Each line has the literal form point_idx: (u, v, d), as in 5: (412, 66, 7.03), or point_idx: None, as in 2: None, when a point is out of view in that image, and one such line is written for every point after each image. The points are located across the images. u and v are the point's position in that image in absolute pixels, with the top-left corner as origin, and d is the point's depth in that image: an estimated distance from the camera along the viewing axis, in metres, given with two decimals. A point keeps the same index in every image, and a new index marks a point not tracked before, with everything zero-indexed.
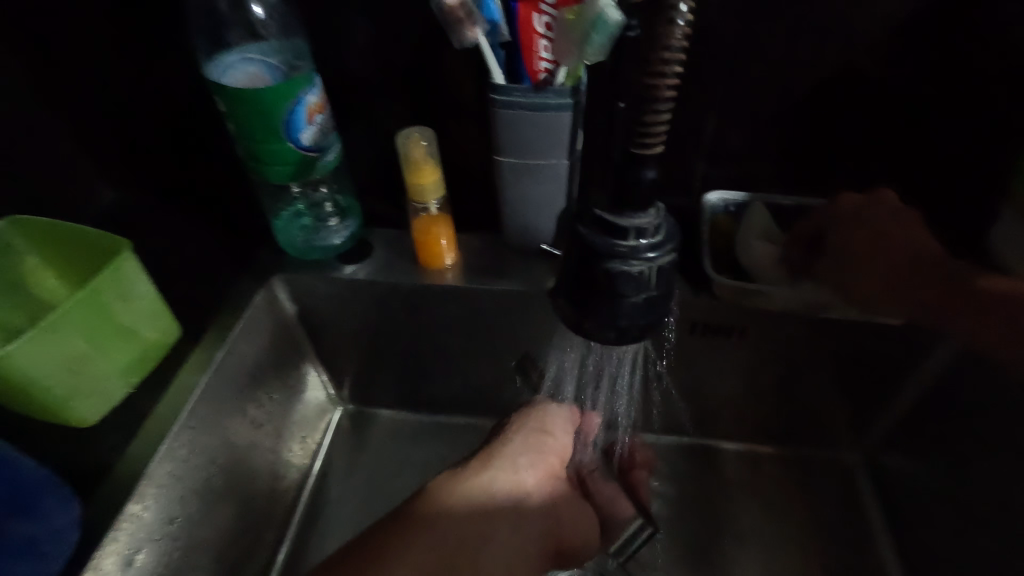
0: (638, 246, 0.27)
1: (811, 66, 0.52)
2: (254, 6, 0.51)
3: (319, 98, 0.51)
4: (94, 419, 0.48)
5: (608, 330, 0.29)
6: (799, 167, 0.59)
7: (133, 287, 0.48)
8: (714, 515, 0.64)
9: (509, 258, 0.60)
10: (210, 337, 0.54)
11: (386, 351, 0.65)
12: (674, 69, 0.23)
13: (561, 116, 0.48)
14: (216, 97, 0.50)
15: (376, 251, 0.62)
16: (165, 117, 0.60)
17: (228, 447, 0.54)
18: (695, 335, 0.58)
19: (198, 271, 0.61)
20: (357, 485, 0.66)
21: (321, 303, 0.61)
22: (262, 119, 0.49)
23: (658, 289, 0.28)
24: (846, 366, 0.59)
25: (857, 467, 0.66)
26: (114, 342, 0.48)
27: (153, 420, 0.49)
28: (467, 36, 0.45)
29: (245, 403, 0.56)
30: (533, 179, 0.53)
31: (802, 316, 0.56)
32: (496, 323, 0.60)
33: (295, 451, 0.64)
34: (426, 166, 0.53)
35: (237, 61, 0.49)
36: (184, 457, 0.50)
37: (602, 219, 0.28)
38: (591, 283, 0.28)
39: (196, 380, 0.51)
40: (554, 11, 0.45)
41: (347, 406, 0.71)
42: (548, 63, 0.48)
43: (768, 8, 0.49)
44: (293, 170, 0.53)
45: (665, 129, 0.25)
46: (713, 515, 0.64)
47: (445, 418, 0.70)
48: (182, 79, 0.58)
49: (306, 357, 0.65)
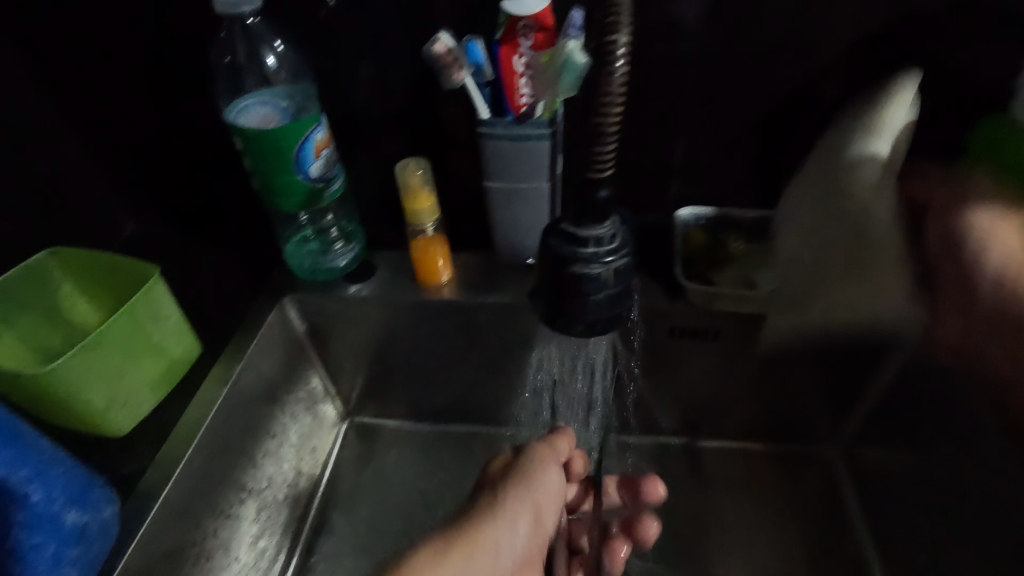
0: (597, 252, 0.32)
1: (764, 93, 0.58)
2: (267, 57, 0.58)
3: (326, 135, 0.57)
4: (126, 429, 0.53)
5: (578, 324, 0.34)
6: (761, 183, 0.65)
7: (161, 308, 0.53)
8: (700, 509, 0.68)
9: (501, 273, 0.66)
10: (229, 352, 0.59)
11: (390, 363, 0.70)
12: (615, 109, 0.29)
13: (540, 144, 0.54)
14: (234, 137, 0.57)
15: (379, 271, 0.67)
16: (186, 156, 0.67)
17: (246, 454, 0.59)
18: (673, 338, 0.63)
19: (216, 295, 0.67)
20: (365, 490, 0.70)
21: (329, 320, 0.67)
22: (274, 155, 0.55)
23: (616, 287, 0.33)
24: (814, 363, 0.64)
25: (835, 462, 0.71)
26: (145, 358, 0.53)
27: (179, 428, 0.53)
28: (454, 78, 0.52)
29: (261, 413, 0.61)
30: (518, 200, 0.59)
31: (770, 317, 0.61)
32: (490, 333, 0.66)
33: (306, 460, 0.69)
34: (422, 193, 0.59)
35: (252, 105, 0.55)
36: (208, 462, 0.54)
37: (567, 231, 0.33)
38: (560, 284, 0.33)
39: (217, 392, 0.56)
40: (531, 53, 0.52)
41: (353, 419, 0.76)
42: (528, 97, 0.54)
43: (721, 45, 0.56)
44: (303, 199, 0.59)
45: (612, 156, 0.30)
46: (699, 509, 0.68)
47: (446, 426, 0.75)
48: (201, 122, 0.64)
49: (315, 372, 0.70)
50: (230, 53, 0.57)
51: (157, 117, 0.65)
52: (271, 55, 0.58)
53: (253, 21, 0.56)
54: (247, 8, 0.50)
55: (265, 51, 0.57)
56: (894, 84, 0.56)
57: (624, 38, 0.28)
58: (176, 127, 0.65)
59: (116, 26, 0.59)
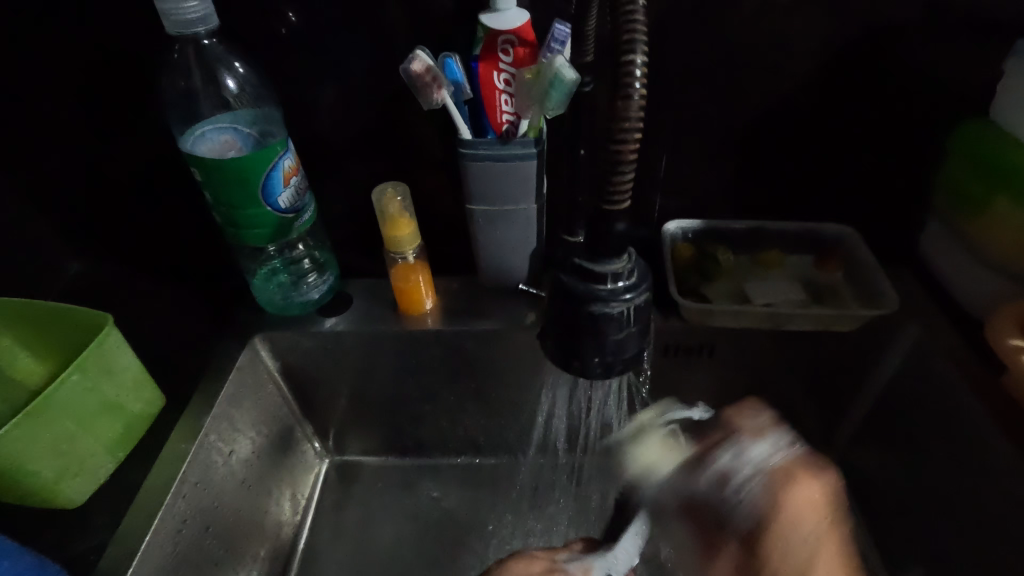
0: (616, 289, 0.30)
1: (750, 104, 0.57)
2: (226, 80, 0.52)
3: (294, 161, 0.53)
4: (81, 499, 0.47)
5: (596, 365, 0.31)
6: (748, 193, 0.63)
7: (116, 362, 0.48)
8: None
9: (485, 298, 0.63)
10: (196, 402, 0.54)
11: (372, 396, 0.66)
12: (634, 135, 0.27)
13: (526, 164, 0.52)
14: (192, 168, 0.52)
15: (356, 303, 0.63)
16: (138, 189, 0.62)
17: (220, 512, 0.54)
18: (668, 356, 0.61)
19: (174, 336, 0.61)
20: (350, 539, 0.65)
21: (304, 357, 0.62)
22: (240, 186, 0.51)
23: (636, 325, 0.30)
24: (813, 374, 0.62)
25: (830, 469, 0.67)
26: (101, 418, 0.47)
27: (143, 495, 0.48)
28: (434, 97, 0.48)
29: (234, 464, 0.56)
30: (503, 223, 0.56)
31: (766, 330, 0.59)
32: (479, 361, 0.62)
33: (285, 509, 0.64)
34: (402, 219, 0.56)
35: (210, 130, 0.51)
36: (179, 529, 0.49)
37: (581, 267, 0.30)
38: (578, 325, 0.30)
39: (186, 448, 0.51)
40: (512, 69, 0.49)
41: (333, 457, 0.71)
42: (510, 115, 0.51)
43: (707, 57, 0.54)
44: (272, 232, 0.54)
45: (630, 185, 0.28)
46: None
47: (434, 460, 0.71)
48: (152, 152, 0.59)
49: (291, 412, 0.66)
50: (182, 76, 0.52)
51: (101, 145, 0.59)
52: (231, 77, 0.53)
53: (208, 42, 0.51)
54: (201, 27, 0.46)
55: (224, 73, 0.52)
56: (876, 92, 0.56)
57: (641, 59, 0.26)
58: (123, 156, 0.59)
59: (55, 49, 0.53)
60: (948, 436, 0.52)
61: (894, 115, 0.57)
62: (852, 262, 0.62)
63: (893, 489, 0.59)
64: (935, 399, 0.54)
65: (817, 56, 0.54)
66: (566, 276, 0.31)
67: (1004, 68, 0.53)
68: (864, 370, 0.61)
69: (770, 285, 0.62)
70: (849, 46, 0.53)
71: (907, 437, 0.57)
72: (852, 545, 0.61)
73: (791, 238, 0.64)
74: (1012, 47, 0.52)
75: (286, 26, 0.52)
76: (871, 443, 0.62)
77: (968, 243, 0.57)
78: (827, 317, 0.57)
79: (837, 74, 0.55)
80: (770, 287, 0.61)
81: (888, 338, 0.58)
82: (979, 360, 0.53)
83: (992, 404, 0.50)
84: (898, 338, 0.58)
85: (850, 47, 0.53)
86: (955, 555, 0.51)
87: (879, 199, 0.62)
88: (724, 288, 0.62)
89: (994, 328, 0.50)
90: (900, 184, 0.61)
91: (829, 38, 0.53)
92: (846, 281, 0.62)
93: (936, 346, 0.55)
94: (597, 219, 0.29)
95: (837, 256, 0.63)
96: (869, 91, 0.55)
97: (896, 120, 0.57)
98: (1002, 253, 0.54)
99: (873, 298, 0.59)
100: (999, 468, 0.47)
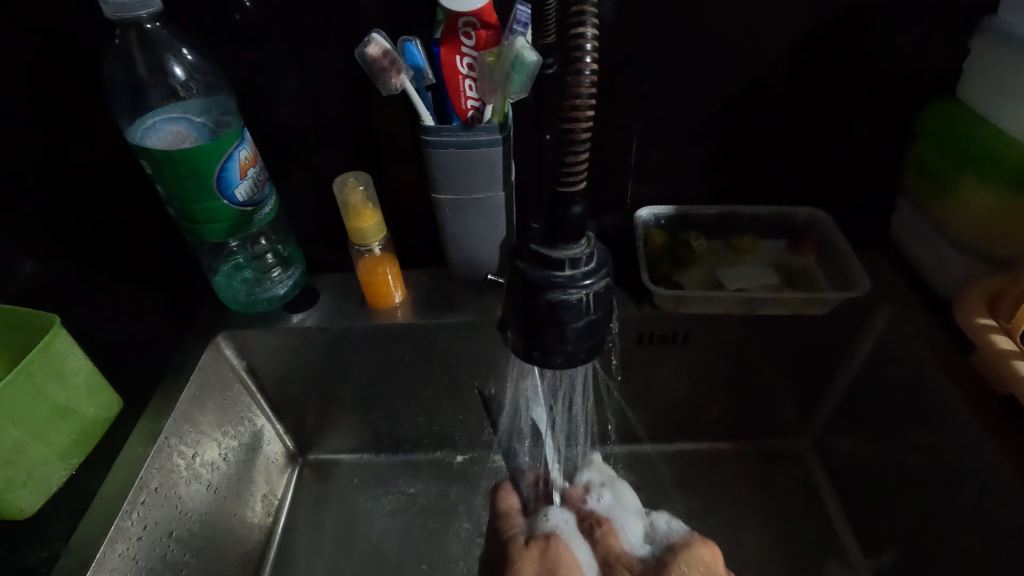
0: (574, 275, 0.29)
1: (720, 87, 0.56)
2: (174, 68, 0.50)
3: (250, 152, 0.51)
4: (33, 508, 0.45)
5: (557, 355, 0.30)
6: (721, 178, 0.62)
7: (65, 364, 0.46)
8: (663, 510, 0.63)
9: (457, 290, 0.61)
10: (155, 405, 0.52)
11: (344, 393, 0.64)
12: (585, 113, 0.25)
13: (492, 151, 0.50)
14: (141, 160, 0.49)
15: (323, 297, 0.62)
16: (90, 184, 0.59)
17: (183, 517, 0.52)
18: (642, 345, 0.60)
19: (134, 337, 0.59)
20: (324, 539, 0.63)
21: (270, 356, 0.60)
22: (193, 179, 0.49)
23: (596, 312, 0.29)
24: (789, 359, 0.62)
25: (807, 452, 0.67)
26: (51, 425, 0.45)
27: (100, 502, 0.46)
28: (393, 84, 0.47)
29: (198, 468, 0.54)
30: (471, 212, 0.54)
31: (739, 315, 0.58)
32: (451, 354, 0.61)
33: (256, 511, 0.62)
34: (366, 210, 0.54)
35: (160, 121, 0.48)
36: (138, 536, 0.47)
37: (537, 254, 0.29)
38: (536, 314, 0.29)
39: (144, 452, 0.49)
40: (474, 53, 0.48)
41: (307, 457, 0.69)
42: (475, 100, 0.50)
43: (676, 39, 0.53)
44: (230, 226, 0.52)
45: (585, 166, 0.27)
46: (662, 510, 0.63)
47: (411, 456, 0.69)
48: (103, 145, 0.57)
49: (260, 412, 0.64)
50: (129, 66, 0.50)
51: (46, 140, 0.56)
52: (179, 64, 0.51)
53: (151, 27, 0.49)
54: (143, 11, 0.44)
55: (172, 61, 0.50)
56: (846, 72, 0.55)
57: (591, 33, 0.25)
58: (71, 150, 0.57)
59: None
60: (919, 417, 0.52)
61: (865, 96, 0.56)
62: (825, 245, 0.62)
63: (869, 471, 0.59)
64: (907, 380, 0.54)
65: (785, 37, 0.53)
66: (519, 265, 0.30)
67: (971, 45, 0.53)
68: (839, 353, 0.61)
69: (744, 270, 0.61)
70: (818, 26, 0.52)
71: (880, 418, 0.57)
72: (829, 527, 0.62)
73: (764, 223, 0.64)
74: (979, 24, 0.52)
75: (238, 10, 0.50)
76: (848, 426, 0.62)
77: (939, 223, 0.57)
78: (799, 301, 0.57)
79: (806, 55, 0.54)
80: (744, 271, 0.61)
81: (861, 320, 0.58)
82: (950, 340, 0.53)
83: (961, 384, 0.50)
84: (871, 320, 0.58)
85: (819, 27, 0.52)
86: (925, 535, 0.52)
87: (851, 181, 0.62)
88: (698, 274, 0.62)
89: (965, 307, 0.49)
90: (871, 166, 0.61)
91: (798, 18, 0.52)
92: (820, 265, 0.62)
93: (908, 327, 0.55)
94: (553, 203, 0.28)
95: (810, 240, 0.62)
96: (838, 72, 0.55)
97: (867, 101, 0.56)
98: (971, 232, 0.54)
99: (846, 281, 0.59)
100: (969, 446, 0.47)
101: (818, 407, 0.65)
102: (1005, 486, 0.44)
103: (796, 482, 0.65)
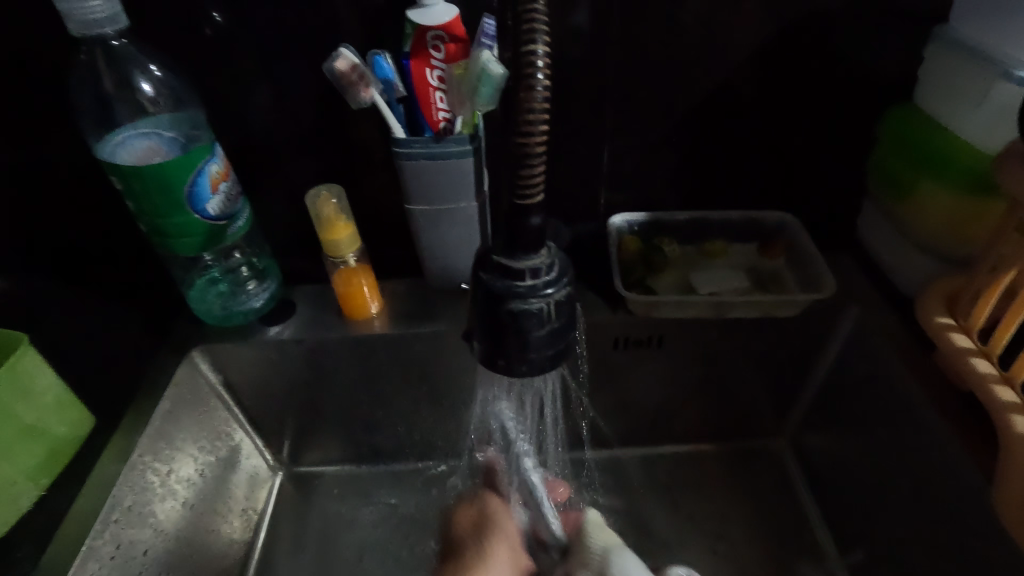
0: (535, 285, 0.29)
1: (686, 95, 0.57)
2: (142, 84, 0.51)
3: (222, 166, 0.51)
4: (1, 533, 0.44)
5: (521, 363, 0.31)
6: (691, 185, 0.64)
7: (33, 383, 0.45)
8: (641, 513, 0.64)
9: (433, 299, 0.62)
10: (128, 421, 0.52)
11: (323, 405, 0.64)
12: (539, 128, 0.26)
13: (463, 162, 0.51)
14: (111, 175, 0.49)
15: (300, 309, 0.62)
16: (58, 200, 0.58)
17: (158, 535, 0.52)
18: (617, 350, 0.61)
19: (107, 353, 0.59)
20: (305, 552, 0.63)
21: (246, 369, 0.60)
22: (164, 193, 0.48)
23: (558, 321, 0.30)
24: (761, 360, 0.63)
25: (783, 451, 0.68)
26: (18, 444, 0.45)
27: (71, 522, 0.46)
28: (362, 96, 0.47)
29: (173, 484, 0.54)
30: (445, 222, 0.55)
31: (711, 319, 0.59)
32: (428, 363, 0.61)
33: (236, 526, 0.62)
34: (339, 222, 0.54)
35: (130, 136, 0.48)
36: (110, 556, 0.47)
37: (499, 264, 0.30)
38: (499, 323, 0.30)
39: (116, 470, 0.49)
40: (444, 65, 0.48)
41: (287, 469, 0.69)
42: (445, 112, 0.50)
43: (642, 49, 0.54)
44: (202, 240, 0.52)
45: (541, 179, 0.27)
46: (640, 513, 0.64)
47: (391, 466, 0.69)
48: (71, 161, 0.56)
49: (238, 426, 0.63)
50: (96, 81, 0.50)
51: (13, 157, 0.55)
52: (147, 80, 0.51)
53: (118, 43, 0.49)
54: (109, 27, 0.44)
55: (140, 77, 0.50)
56: (807, 80, 0.56)
57: (543, 49, 0.26)
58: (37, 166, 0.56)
59: None
60: (886, 415, 0.53)
61: (826, 102, 0.58)
62: (794, 248, 0.63)
63: (841, 468, 0.60)
64: (874, 379, 0.55)
65: (747, 46, 0.54)
66: (483, 276, 0.30)
67: (926, 53, 0.55)
68: (810, 354, 0.62)
69: (716, 274, 0.62)
70: (778, 35, 0.54)
71: (850, 415, 0.58)
72: (806, 526, 0.62)
73: (734, 228, 0.65)
74: (932, 32, 0.54)
75: (208, 25, 0.50)
76: (821, 425, 0.63)
77: (902, 225, 0.58)
78: (769, 303, 0.58)
79: (768, 63, 0.55)
80: (716, 275, 0.62)
81: (829, 321, 0.60)
82: (914, 337, 0.55)
83: (924, 380, 0.51)
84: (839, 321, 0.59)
85: (779, 36, 0.54)
86: (895, 532, 0.53)
87: (817, 186, 0.64)
88: (672, 279, 0.63)
89: (925, 306, 0.51)
90: (836, 170, 0.62)
91: (759, 27, 0.53)
92: (789, 267, 0.63)
93: (874, 327, 0.56)
94: (514, 220, 0.29)
95: (779, 244, 0.64)
96: (800, 80, 0.56)
97: (828, 107, 0.58)
98: (930, 233, 0.55)
99: (813, 284, 0.60)
100: (933, 441, 0.49)
101: (791, 406, 0.66)
102: (967, 481, 0.45)
103: (774, 483, 0.66)
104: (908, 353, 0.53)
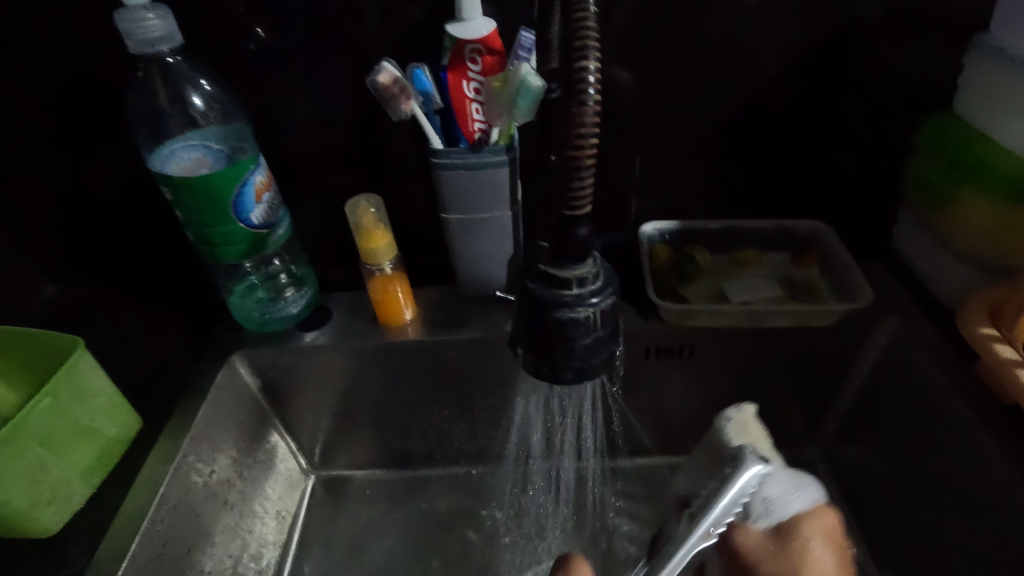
0: (582, 294, 0.30)
1: (720, 105, 0.57)
2: (193, 98, 0.53)
3: (265, 176, 0.53)
4: (55, 528, 0.46)
5: (567, 370, 0.31)
6: (722, 194, 0.64)
7: (89, 384, 0.47)
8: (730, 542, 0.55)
9: (464, 307, 0.63)
10: (174, 424, 0.54)
11: (357, 409, 0.65)
12: (590, 142, 0.27)
13: (498, 172, 0.52)
14: (161, 186, 0.51)
15: (335, 316, 0.63)
16: (110, 210, 0.61)
17: (199, 534, 0.53)
18: (649, 358, 0.61)
19: (155, 358, 0.61)
20: (337, 558, 0.64)
21: (283, 374, 0.62)
22: (213, 204, 0.50)
23: (603, 329, 0.30)
24: (794, 370, 0.63)
25: (817, 464, 0.67)
26: (74, 443, 0.47)
27: (121, 521, 0.47)
28: (402, 109, 0.49)
29: (214, 485, 0.55)
30: (480, 232, 0.56)
31: (745, 327, 0.59)
32: (461, 370, 0.62)
33: (270, 527, 0.63)
34: (377, 230, 0.56)
35: (179, 148, 0.50)
36: (155, 553, 0.48)
37: (546, 273, 0.30)
38: (544, 331, 0.31)
39: (162, 471, 0.50)
40: (481, 78, 0.49)
41: (319, 473, 0.70)
42: (481, 123, 0.51)
43: (676, 60, 0.54)
44: (245, 248, 0.54)
45: (590, 190, 0.28)
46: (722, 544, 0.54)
47: (420, 471, 0.70)
48: (124, 173, 0.59)
49: (275, 430, 0.65)
50: (150, 96, 0.52)
51: (67, 167, 0.58)
52: (198, 94, 0.53)
53: (172, 60, 0.51)
54: (165, 45, 0.46)
55: (191, 92, 0.52)
56: (842, 89, 0.56)
57: (594, 65, 0.26)
58: (93, 176, 0.59)
59: (14, 68, 0.53)
60: (927, 428, 0.52)
61: (861, 112, 0.58)
62: (827, 257, 0.63)
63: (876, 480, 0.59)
64: (913, 390, 0.54)
65: (782, 57, 0.55)
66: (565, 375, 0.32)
67: (963, 61, 0.54)
68: (845, 364, 0.61)
69: (749, 281, 0.63)
70: (813, 45, 0.54)
71: (888, 428, 0.57)
72: None
73: (768, 238, 0.65)
74: (971, 40, 0.53)
75: (254, 41, 0.52)
76: (856, 437, 0.62)
77: (940, 235, 0.58)
78: (803, 313, 0.57)
79: (803, 72, 0.55)
80: (749, 283, 0.62)
81: (864, 332, 0.59)
82: (955, 348, 0.54)
83: (968, 393, 0.50)
84: (874, 333, 0.59)
85: (814, 48, 0.54)
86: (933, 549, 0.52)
87: (850, 195, 0.63)
88: (705, 287, 0.63)
89: (966, 316, 0.50)
90: (870, 179, 0.62)
91: (794, 38, 0.53)
92: (822, 276, 0.63)
93: (913, 336, 0.56)
94: (571, 240, 0.29)
95: (813, 253, 0.64)
96: (835, 88, 0.56)
97: (863, 116, 0.58)
98: (973, 242, 0.54)
99: (849, 293, 0.60)
100: (978, 454, 0.47)
101: (824, 418, 0.65)
102: (1012, 493, 0.44)
103: None
104: (951, 365, 0.52)
